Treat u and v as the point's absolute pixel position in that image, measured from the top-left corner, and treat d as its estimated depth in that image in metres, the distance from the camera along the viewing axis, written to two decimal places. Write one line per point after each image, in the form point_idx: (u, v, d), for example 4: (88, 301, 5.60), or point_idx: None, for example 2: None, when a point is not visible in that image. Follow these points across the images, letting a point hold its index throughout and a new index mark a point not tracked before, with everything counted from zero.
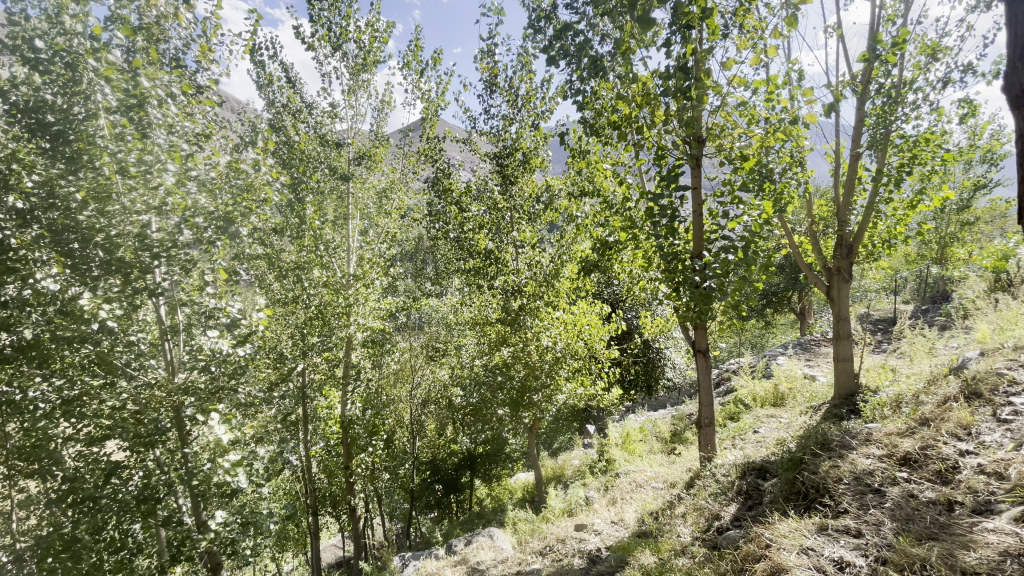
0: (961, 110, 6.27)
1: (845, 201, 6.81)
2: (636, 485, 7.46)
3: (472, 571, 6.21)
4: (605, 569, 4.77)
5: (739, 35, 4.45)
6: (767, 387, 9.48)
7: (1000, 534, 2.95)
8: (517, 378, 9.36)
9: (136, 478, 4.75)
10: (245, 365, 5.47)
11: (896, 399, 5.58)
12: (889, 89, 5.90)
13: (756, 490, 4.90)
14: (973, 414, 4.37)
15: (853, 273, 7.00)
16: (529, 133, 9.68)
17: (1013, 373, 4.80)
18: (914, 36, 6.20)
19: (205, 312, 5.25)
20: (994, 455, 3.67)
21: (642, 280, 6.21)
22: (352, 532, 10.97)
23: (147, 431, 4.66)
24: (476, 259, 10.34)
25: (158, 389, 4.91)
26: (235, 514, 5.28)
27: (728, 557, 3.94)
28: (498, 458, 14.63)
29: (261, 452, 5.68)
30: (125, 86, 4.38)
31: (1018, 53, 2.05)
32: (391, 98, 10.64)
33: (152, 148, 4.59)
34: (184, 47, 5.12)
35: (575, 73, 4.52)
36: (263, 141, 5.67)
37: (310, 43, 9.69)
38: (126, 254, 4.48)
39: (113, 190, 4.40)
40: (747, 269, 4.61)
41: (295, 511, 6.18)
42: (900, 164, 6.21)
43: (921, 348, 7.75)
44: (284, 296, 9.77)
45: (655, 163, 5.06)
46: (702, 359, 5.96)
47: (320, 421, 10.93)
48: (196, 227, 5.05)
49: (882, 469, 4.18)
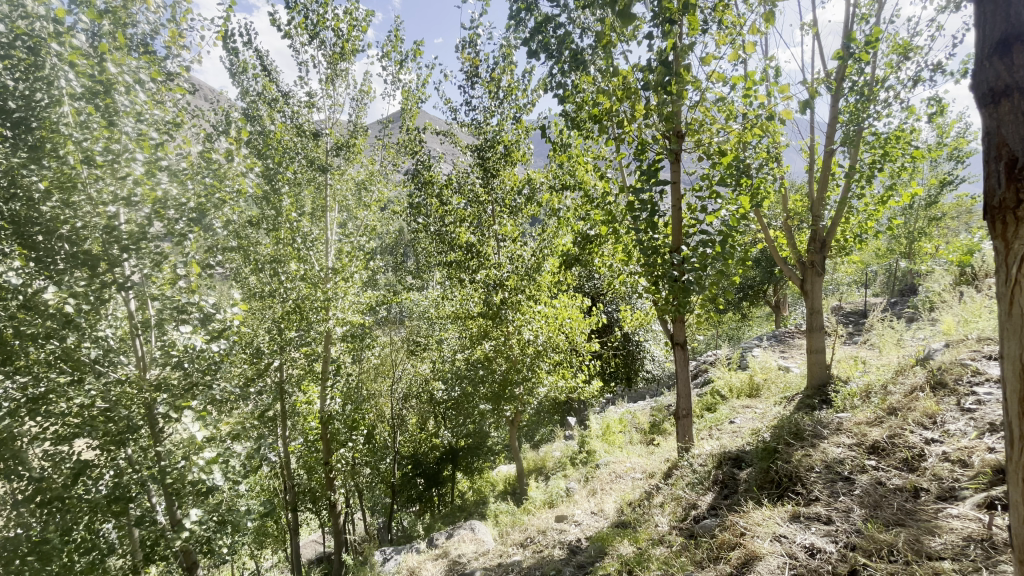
0: (930, 109, 6.48)
1: (819, 196, 6.96)
2: (616, 476, 7.56)
3: (453, 564, 6.22)
4: (584, 560, 4.79)
5: (718, 31, 4.50)
6: (742, 379, 9.67)
7: (965, 519, 3.11)
8: (497, 372, 9.63)
9: (108, 477, 4.61)
10: (219, 360, 5.33)
11: (865, 389, 5.75)
12: (862, 87, 6.03)
13: (733, 479, 5.01)
14: (939, 403, 4.54)
15: (826, 268, 7.13)
16: (511, 125, 9.44)
17: (976, 364, 4.98)
18: (886, 34, 6.35)
19: (176, 308, 5.00)
20: (959, 443, 3.83)
21: (622, 274, 6.29)
22: (331, 528, 10.70)
23: (119, 429, 4.50)
24: (456, 253, 9.76)
25: (130, 385, 4.73)
26: (211, 512, 5.13)
27: (704, 545, 4.01)
28: (478, 451, 14.41)
29: (237, 448, 5.55)
30: (90, 73, 4.21)
31: (987, 49, 2.07)
32: (370, 87, 10.45)
33: (120, 137, 4.40)
34: (152, 32, 4.85)
35: (556, 65, 4.46)
36: (236, 130, 5.40)
37: (287, 31, 9.43)
38: (94, 246, 4.33)
39: (78, 180, 4.23)
40: (724, 262, 4.78)
41: (273, 508, 6.08)
42: (872, 161, 6.38)
43: (889, 340, 8.01)
44: (261, 289, 9.86)
45: (636, 158, 5.05)
46: (679, 351, 6.05)
47: (298, 418, 10.68)
48: (167, 218, 4.77)
49: (851, 457, 4.32)
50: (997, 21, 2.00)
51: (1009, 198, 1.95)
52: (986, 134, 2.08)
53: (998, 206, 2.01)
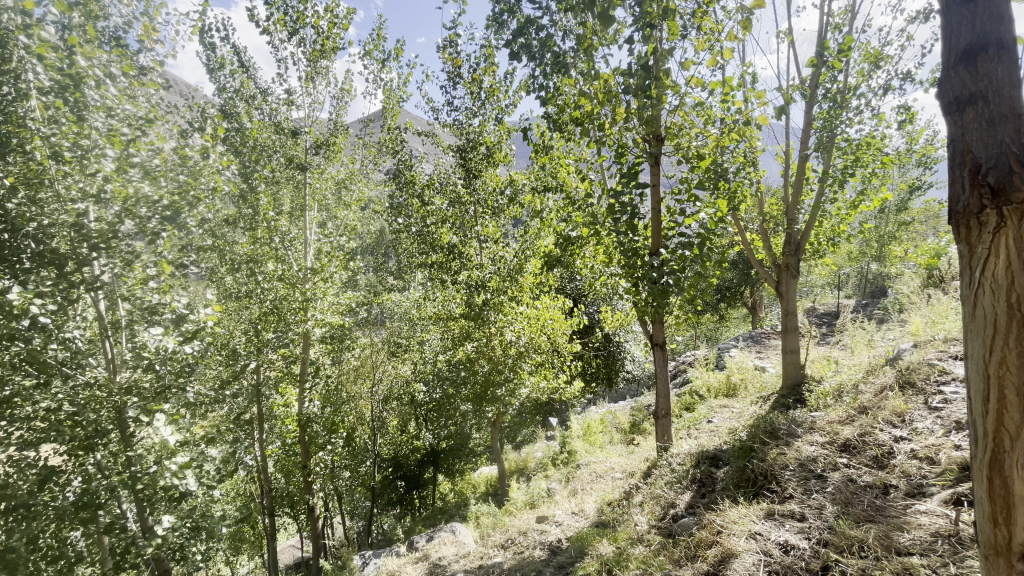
0: (899, 117, 6.69)
1: (793, 201, 7.11)
2: (596, 476, 7.60)
3: (433, 567, 6.18)
4: (565, 560, 4.80)
5: (696, 37, 4.57)
6: (720, 379, 9.82)
7: (932, 515, 3.22)
8: (479, 373, 9.51)
9: (75, 483, 4.42)
10: (194, 362, 5.20)
11: (838, 389, 5.90)
12: (834, 94, 6.20)
13: (710, 478, 5.10)
14: (907, 402, 4.69)
15: (800, 270, 7.29)
16: (492, 126, 9.33)
17: (942, 364, 5.16)
18: (859, 43, 6.53)
19: (147, 308, 4.90)
20: (926, 441, 3.96)
21: (603, 275, 6.36)
22: (309, 533, 10.53)
23: (86, 433, 4.37)
24: (438, 254, 10.02)
25: (99, 388, 4.61)
26: (184, 518, 5.00)
27: (682, 544, 4.06)
28: (461, 452, 14.29)
29: (212, 452, 5.39)
30: (59, 66, 3.98)
31: (953, 58, 2.14)
32: (351, 86, 10.33)
33: (90, 133, 4.28)
34: (125, 26, 4.64)
35: (538, 68, 4.50)
36: (212, 126, 5.25)
37: (266, 27, 9.27)
38: (61, 244, 4.22)
39: (46, 177, 4.14)
40: (702, 265, 4.88)
41: (250, 513, 5.95)
42: (845, 166, 6.57)
43: (861, 340, 8.24)
44: (238, 290, 10.13)
45: (616, 160, 5.11)
46: (658, 351, 6.12)
47: (276, 420, 10.50)
48: (139, 217, 4.62)
49: (824, 455, 4.42)
50: (962, 30, 2.07)
51: (972, 204, 2.02)
52: (951, 141, 2.14)
53: (962, 211, 2.07)
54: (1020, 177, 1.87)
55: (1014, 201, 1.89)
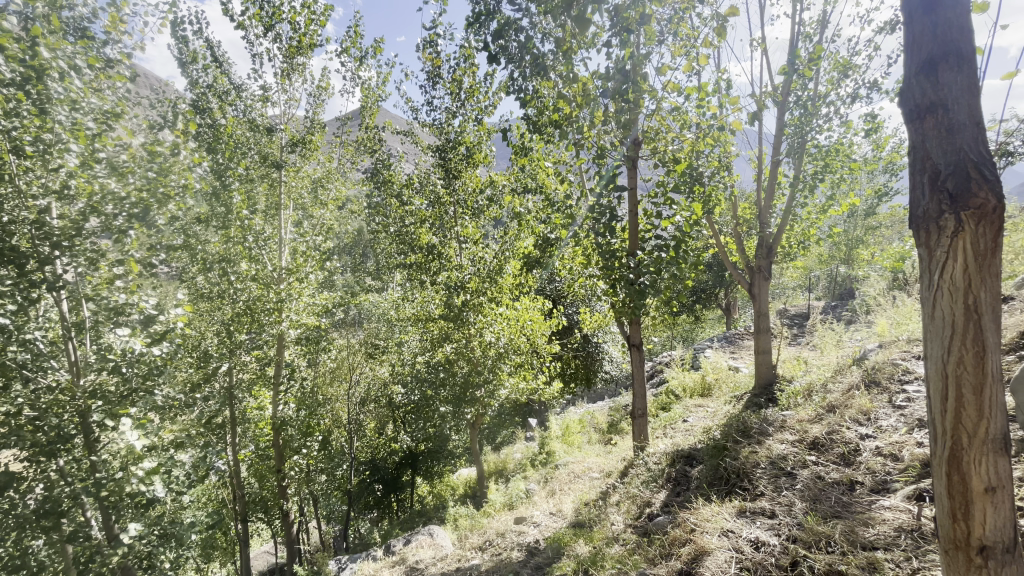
0: (866, 124, 6.92)
1: (766, 204, 7.26)
2: (574, 476, 7.66)
3: (410, 571, 6.12)
4: (542, 561, 4.82)
5: (673, 43, 4.66)
6: (695, 379, 9.99)
7: (895, 511, 3.34)
8: (459, 373, 9.55)
9: (36, 490, 4.24)
10: (162, 365, 4.95)
11: (808, 388, 6.06)
12: (805, 101, 6.38)
13: (685, 476, 5.19)
14: (873, 401, 4.86)
15: (772, 272, 7.43)
16: (472, 127, 9.27)
17: (905, 364, 5.37)
18: (828, 52, 6.74)
19: (112, 309, 4.66)
20: (890, 438, 4.12)
21: (581, 276, 6.41)
22: (283, 537, 10.32)
23: (49, 438, 4.17)
24: (418, 254, 9.99)
25: (62, 392, 4.43)
26: (153, 525, 4.85)
27: (657, 542, 4.12)
28: (440, 454, 14.21)
29: (183, 458, 5.21)
30: (20, 57, 3.82)
31: (915, 67, 2.21)
32: (328, 83, 10.20)
33: (52, 126, 4.13)
34: (90, 16, 4.42)
35: (517, 71, 4.50)
36: (182, 123, 5.02)
37: (240, 22, 9.09)
38: (22, 242, 4.06)
39: (6, 172, 3.98)
40: (677, 266, 4.96)
41: (222, 520, 5.81)
42: (814, 172, 6.79)
43: (830, 341, 8.51)
44: (210, 290, 9.85)
45: (595, 162, 5.15)
46: (635, 352, 6.21)
47: (251, 424, 10.27)
48: (105, 214, 4.47)
49: (794, 453, 4.53)
50: (924, 40, 2.14)
51: (932, 209, 2.10)
52: (912, 149, 2.22)
53: (923, 215, 2.15)
54: (976, 183, 1.97)
55: (971, 206, 1.98)
